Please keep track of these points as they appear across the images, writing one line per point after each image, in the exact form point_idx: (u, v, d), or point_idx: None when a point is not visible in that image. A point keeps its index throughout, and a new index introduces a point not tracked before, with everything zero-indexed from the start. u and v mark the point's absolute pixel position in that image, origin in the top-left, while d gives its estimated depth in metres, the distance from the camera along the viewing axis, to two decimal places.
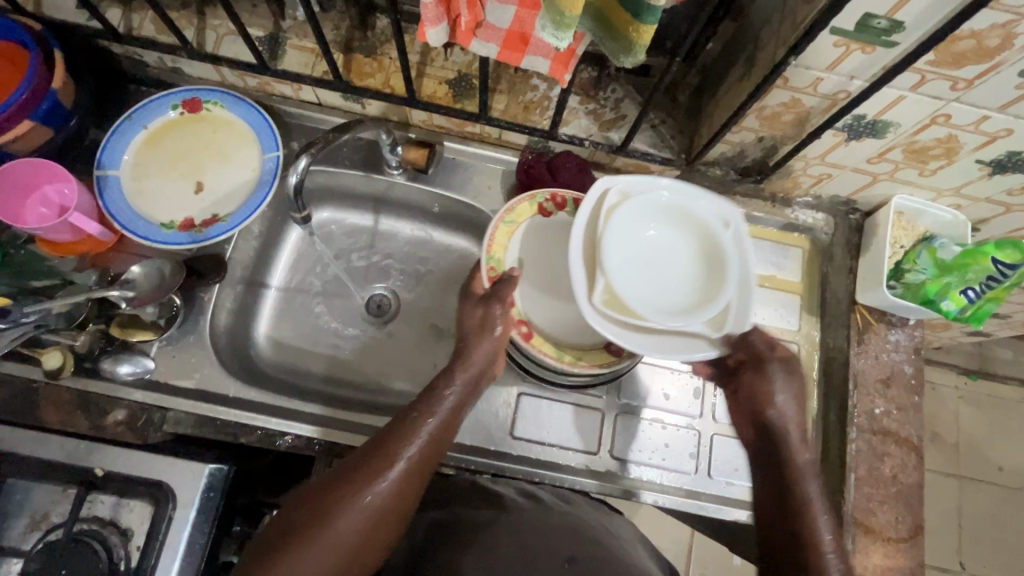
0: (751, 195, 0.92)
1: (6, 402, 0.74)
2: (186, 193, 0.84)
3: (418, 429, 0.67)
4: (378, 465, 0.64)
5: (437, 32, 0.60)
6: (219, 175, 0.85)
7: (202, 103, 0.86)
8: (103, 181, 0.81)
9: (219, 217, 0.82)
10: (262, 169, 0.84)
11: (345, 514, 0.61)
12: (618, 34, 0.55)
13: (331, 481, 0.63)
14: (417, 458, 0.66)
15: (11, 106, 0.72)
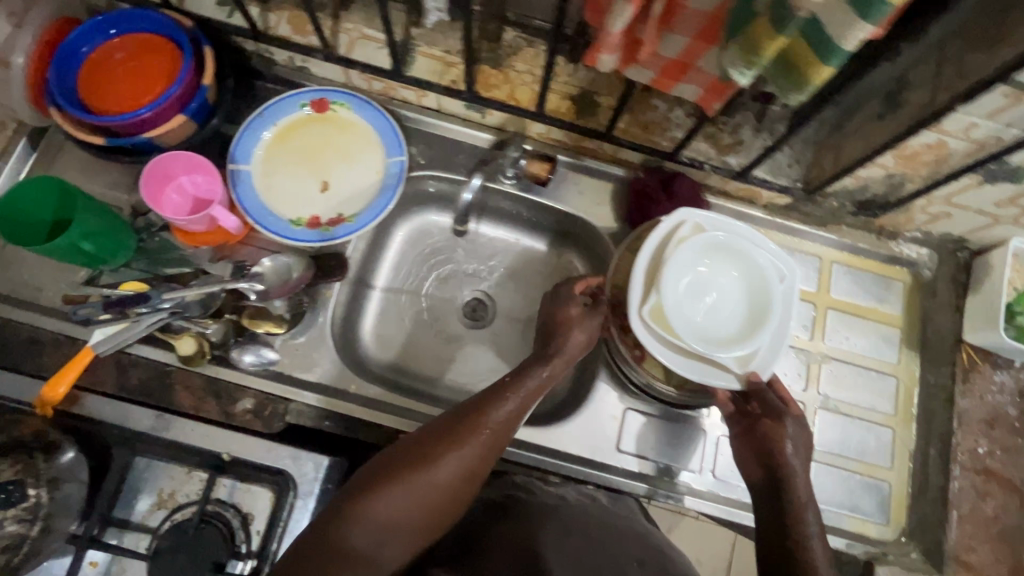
0: (859, 227, 0.93)
1: (144, 384, 0.78)
2: (313, 192, 0.86)
3: (511, 405, 0.69)
4: (470, 429, 0.67)
5: (610, 59, 0.61)
6: (343, 175, 0.87)
7: (330, 104, 0.87)
8: (236, 176, 0.83)
9: (346, 217, 0.85)
10: (388, 173, 0.86)
11: (441, 468, 0.64)
12: (795, 74, 0.56)
13: (428, 432, 0.68)
14: (499, 427, 0.68)
15: (166, 101, 0.74)
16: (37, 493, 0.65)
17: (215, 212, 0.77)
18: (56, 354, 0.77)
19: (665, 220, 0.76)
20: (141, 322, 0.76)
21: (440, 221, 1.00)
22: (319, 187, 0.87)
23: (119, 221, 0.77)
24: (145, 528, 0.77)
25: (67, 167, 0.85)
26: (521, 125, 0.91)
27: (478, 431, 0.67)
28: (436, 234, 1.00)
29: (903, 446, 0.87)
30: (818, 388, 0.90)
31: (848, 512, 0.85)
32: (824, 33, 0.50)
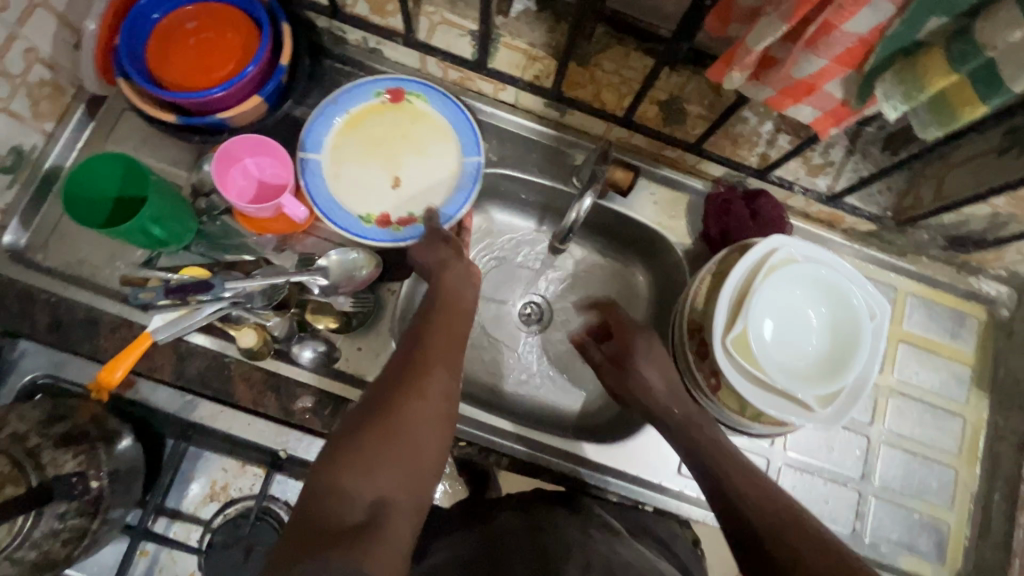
0: (940, 260, 0.90)
1: (202, 374, 0.74)
2: (382, 186, 0.82)
3: (440, 335, 0.65)
4: (423, 370, 0.61)
5: (739, 77, 0.57)
6: (414, 172, 0.83)
7: (405, 95, 0.83)
8: (307, 166, 0.79)
9: (415, 218, 0.81)
10: (462, 174, 0.82)
11: (405, 413, 0.56)
12: (944, 109, 0.52)
13: (387, 383, 0.60)
14: (444, 350, 0.64)
15: (243, 79, 0.70)
16: (99, 486, 0.63)
17: (284, 201, 0.74)
18: (113, 338, 0.74)
19: (755, 246, 0.73)
20: (201, 310, 0.73)
21: (500, 219, 0.96)
22: (388, 181, 0.82)
23: (183, 205, 0.74)
24: (198, 519, 0.77)
25: (125, 139, 0.80)
26: (601, 128, 0.86)
27: (427, 371, 0.61)
28: (496, 233, 0.96)
29: (965, 488, 0.85)
30: (884, 423, 0.87)
31: (907, 553, 0.83)
32: (996, 75, 0.47)
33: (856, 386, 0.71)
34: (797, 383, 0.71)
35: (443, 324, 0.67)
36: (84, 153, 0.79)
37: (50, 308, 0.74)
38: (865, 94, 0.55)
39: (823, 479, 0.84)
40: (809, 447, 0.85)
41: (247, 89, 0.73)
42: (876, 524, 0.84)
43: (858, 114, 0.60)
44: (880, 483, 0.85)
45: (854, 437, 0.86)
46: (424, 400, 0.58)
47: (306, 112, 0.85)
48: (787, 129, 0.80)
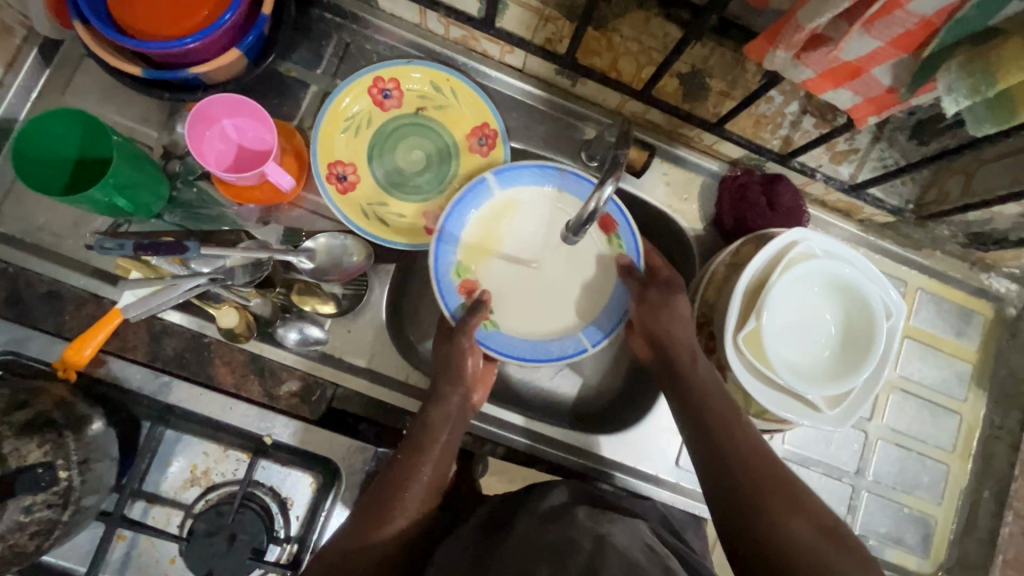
0: (954, 256, 0.87)
1: (179, 355, 0.70)
2: (507, 265, 0.78)
3: (431, 433, 0.65)
4: (400, 490, 0.61)
5: (783, 56, 0.51)
6: (539, 290, 0.79)
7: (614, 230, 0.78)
8: (475, 186, 0.75)
9: (492, 317, 0.76)
10: (567, 336, 0.78)
11: (385, 534, 0.59)
12: (1001, 106, 0.48)
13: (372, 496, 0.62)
14: (436, 457, 0.64)
15: (220, 29, 0.62)
16: (69, 477, 0.59)
17: (268, 170, 0.67)
18: (80, 315, 0.68)
19: (775, 240, 0.69)
20: (177, 287, 0.66)
21: None
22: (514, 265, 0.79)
23: (152, 168, 0.67)
24: (178, 503, 0.73)
25: (87, 92, 0.72)
26: (615, 101, 0.79)
27: (401, 495, 0.61)
28: None
29: (956, 484, 0.86)
30: (883, 419, 0.86)
31: (896, 545, 0.84)
32: None
33: (867, 386, 0.69)
34: (808, 383, 0.68)
35: (436, 447, 0.65)
36: (39, 105, 0.71)
37: (7, 279, 0.68)
38: (919, 81, 0.50)
39: (819, 472, 0.84)
40: (808, 443, 0.84)
41: (224, 41, 0.64)
42: (867, 517, 0.84)
43: (904, 103, 0.55)
44: (874, 478, 0.85)
45: (854, 433, 0.85)
46: (394, 529, 0.60)
47: (291, 69, 0.76)
48: (813, 111, 0.75)
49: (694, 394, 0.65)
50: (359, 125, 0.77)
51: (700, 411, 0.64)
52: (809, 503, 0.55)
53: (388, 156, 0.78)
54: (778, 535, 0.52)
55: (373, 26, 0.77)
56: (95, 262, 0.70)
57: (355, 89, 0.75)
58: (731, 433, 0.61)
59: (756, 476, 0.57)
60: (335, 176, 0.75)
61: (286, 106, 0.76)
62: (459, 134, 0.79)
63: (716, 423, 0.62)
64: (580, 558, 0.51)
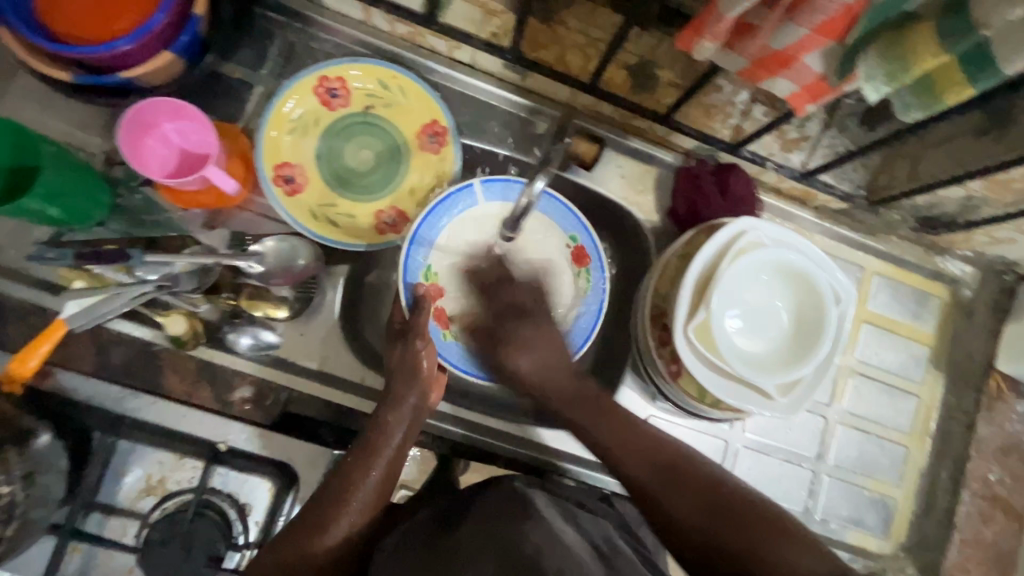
0: (909, 239, 0.88)
1: (127, 364, 0.70)
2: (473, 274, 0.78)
3: (377, 431, 0.66)
4: (344, 491, 0.62)
5: (711, 45, 0.50)
6: None
7: (585, 265, 0.79)
8: (456, 192, 0.76)
9: (451, 327, 0.77)
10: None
11: (332, 531, 0.60)
12: (926, 90, 0.48)
13: (319, 494, 0.63)
14: (388, 461, 0.65)
15: (150, 32, 0.61)
16: (11, 491, 0.58)
17: (209, 174, 0.65)
18: (24, 326, 0.67)
19: (723, 230, 0.69)
20: (123, 294, 0.65)
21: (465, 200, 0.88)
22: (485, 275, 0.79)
23: (89, 175, 0.65)
24: (134, 513, 0.72)
25: (24, 99, 0.70)
26: (566, 94, 0.79)
27: (351, 496, 0.62)
28: None
29: (914, 465, 0.87)
30: (843, 403, 0.86)
31: (855, 527, 0.85)
32: (990, 54, 0.43)
33: (818, 372, 0.70)
34: (759, 371, 0.69)
35: (388, 448, 0.65)
36: None
37: None
38: (846, 68, 0.49)
39: (779, 458, 0.85)
40: (767, 429, 0.85)
41: (156, 43, 0.63)
42: (826, 501, 0.85)
43: (837, 90, 0.54)
44: (834, 462, 0.86)
45: (812, 418, 0.86)
46: (342, 529, 0.61)
47: (235, 70, 0.75)
48: (763, 99, 0.73)
49: (610, 436, 0.67)
50: (307, 126, 0.76)
51: (630, 464, 0.65)
52: (700, 486, 0.62)
53: (337, 157, 0.78)
54: (704, 529, 0.59)
55: (318, 24, 0.76)
56: (38, 272, 0.68)
57: (300, 89, 0.74)
58: (668, 474, 0.63)
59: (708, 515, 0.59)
60: (282, 178, 0.74)
61: (231, 108, 0.75)
62: (408, 132, 0.78)
63: (650, 472, 0.64)
64: (526, 552, 0.52)
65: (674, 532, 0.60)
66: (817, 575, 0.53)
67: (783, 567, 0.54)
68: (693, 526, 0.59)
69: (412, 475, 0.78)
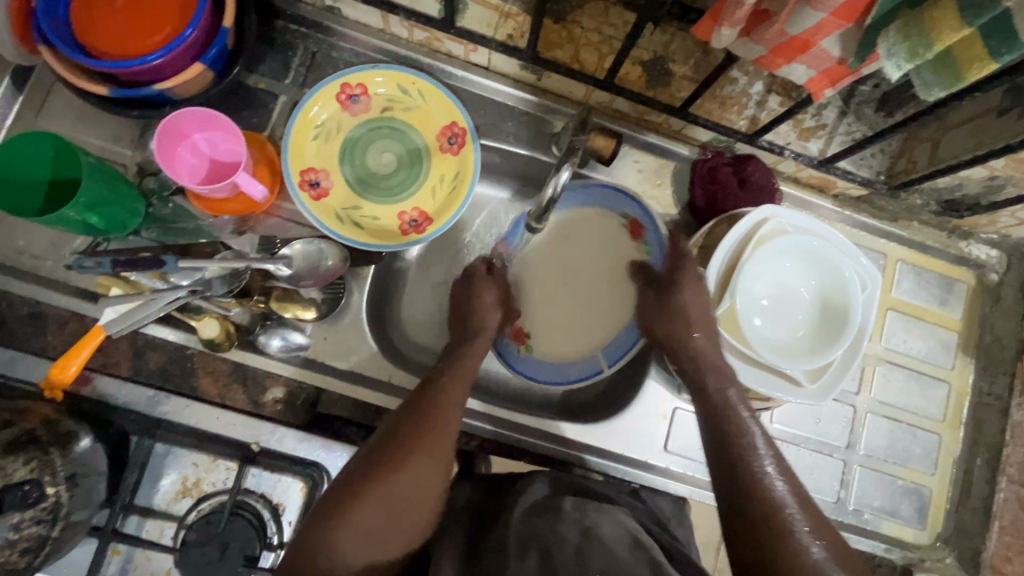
0: (931, 224, 0.87)
1: (162, 368, 0.72)
2: (539, 295, 0.84)
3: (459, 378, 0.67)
4: (429, 425, 0.61)
5: (729, 34, 0.51)
6: (571, 320, 0.83)
7: (642, 237, 0.79)
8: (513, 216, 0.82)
9: (526, 343, 0.82)
10: (584, 358, 0.81)
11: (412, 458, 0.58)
12: (949, 66, 0.48)
13: (394, 429, 0.61)
14: (457, 398, 0.65)
15: (182, 45, 0.63)
16: (56, 493, 0.60)
17: (240, 180, 0.67)
18: (62, 333, 0.70)
19: (745, 219, 0.69)
20: (157, 300, 0.66)
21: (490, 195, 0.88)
22: (548, 290, 0.84)
23: (125, 186, 0.68)
24: (171, 515, 0.74)
25: (61, 115, 0.73)
26: (582, 92, 0.80)
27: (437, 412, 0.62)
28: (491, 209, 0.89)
29: (948, 453, 0.86)
30: (870, 392, 0.86)
31: (891, 517, 0.84)
32: (1013, 27, 0.43)
33: (847, 358, 0.69)
34: (786, 358, 0.69)
35: (456, 390, 0.65)
36: (13, 131, 0.72)
37: None
38: (866, 51, 0.49)
39: (809, 449, 0.84)
40: (796, 420, 0.84)
41: (188, 56, 0.66)
42: (858, 491, 0.84)
43: (857, 73, 0.54)
44: (865, 451, 0.85)
45: (841, 408, 0.85)
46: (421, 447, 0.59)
47: (259, 80, 0.77)
48: (778, 89, 0.74)
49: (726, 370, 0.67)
50: (330, 132, 0.78)
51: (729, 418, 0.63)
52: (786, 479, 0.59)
53: (360, 161, 0.80)
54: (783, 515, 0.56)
55: (338, 34, 0.78)
56: (76, 281, 0.70)
57: (323, 97, 0.76)
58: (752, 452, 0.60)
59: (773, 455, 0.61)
60: (308, 183, 0.77)
61: (257, 119, 0.77)
62: (428, 134, 0.80)
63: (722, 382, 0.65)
64: (566, 557, 0.52)
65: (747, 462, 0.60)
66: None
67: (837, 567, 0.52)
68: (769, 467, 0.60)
69: None
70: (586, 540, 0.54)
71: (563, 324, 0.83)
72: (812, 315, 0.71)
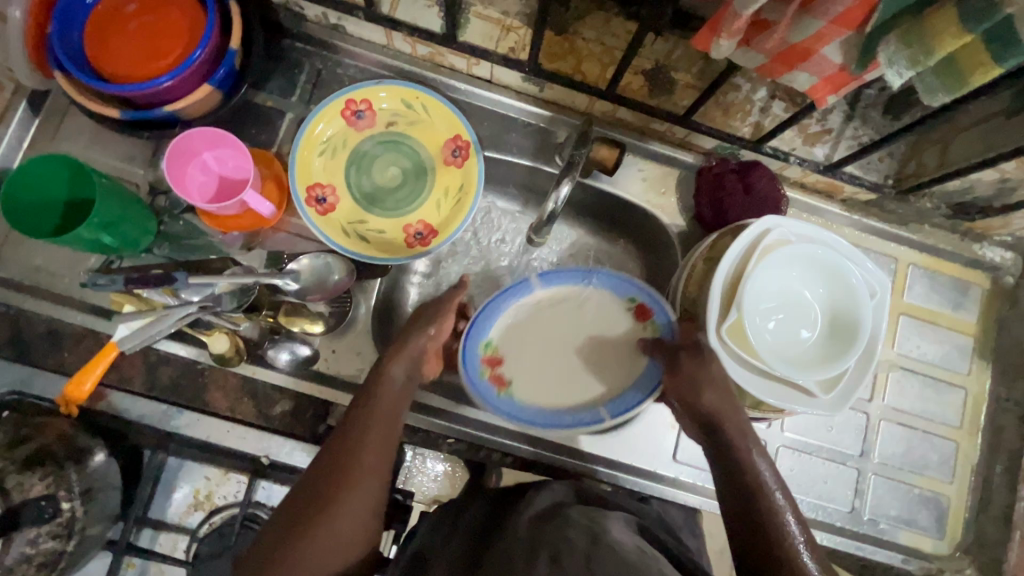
0: (943, 227, 0.86)
1: (175, 382, 0.72)
2: (528, 347, 0.79)
3: (384, 400, 0.64)
4: (351, 462, 0.59)
5: (727, 44, 0.51)
6: (560, 377, 0.78)
7: (648, 317, 0.76)
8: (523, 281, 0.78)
9: (506, 386, 0.77)
10: (582, 410, 0.76)
11: (343, 500, 0.57)
12: (952, 72, 0.47)
13: (319, 469, 0.60)
14: (383, 426, 0.63)
15: (190, 67, 0.65)
16: (71, 507, 0.61)
17: (247, 198, 0.68)
18: (78, 350, 0.71)
19: (748, 228, 0.69)
20: (170, 316, 0.68)
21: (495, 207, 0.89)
22: (539, 345, 0.79)
23: (138, 205, 0.69)
24: (183, 528, 0.77)
25: (75, 136, 0.75)
26: (584, 102, 0.80)
27: (361, 445, 0.61)
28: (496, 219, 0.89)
29: (966, 460, 0.84)
30: (884, 399, 0.84)
31: (907, 527, 0.82)
32: (1014, 32, 0.42)
33: (859, 366, 0.68)
34: (797, 368, 0.68)
35: (383, 415, 0.63)
36: (30, 153, 0.74)
37: (9, 320, 0.71)
38: (867, 58, 0.49)
39: (822, 457, 0.83)
40: (807, 428, 0.83)
41: (196, 78, 0.67)
42: (873, 500, 0.82)
43: (860, 79, 0.54)
44: (880, 460, 0.83)
45: (854, 415, 0.83)
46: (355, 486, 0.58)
47: (267, 98, 0.79)
48: (783, 96, 0.74)
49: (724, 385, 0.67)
50: (335, 148, 0.79)
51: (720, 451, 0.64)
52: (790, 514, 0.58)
53: (366, 175, 0.81)
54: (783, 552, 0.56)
55: (342, 51, 0.80)
56: (90, 298, 0.72)
57: (329, 113, 0.77)
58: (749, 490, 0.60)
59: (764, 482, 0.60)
60: (315, 199, 0.77)
61: (265, 136, 0.79)
62: (433, 148, 0.81)
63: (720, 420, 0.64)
64: (575, 556, 0.51)
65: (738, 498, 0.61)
66: None
67: None
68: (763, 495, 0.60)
69: (445, 491, 0.88)
70: (594, 544, 0.53)
71: (547, 380, 0.78)
72: (821, 324, 0.70)
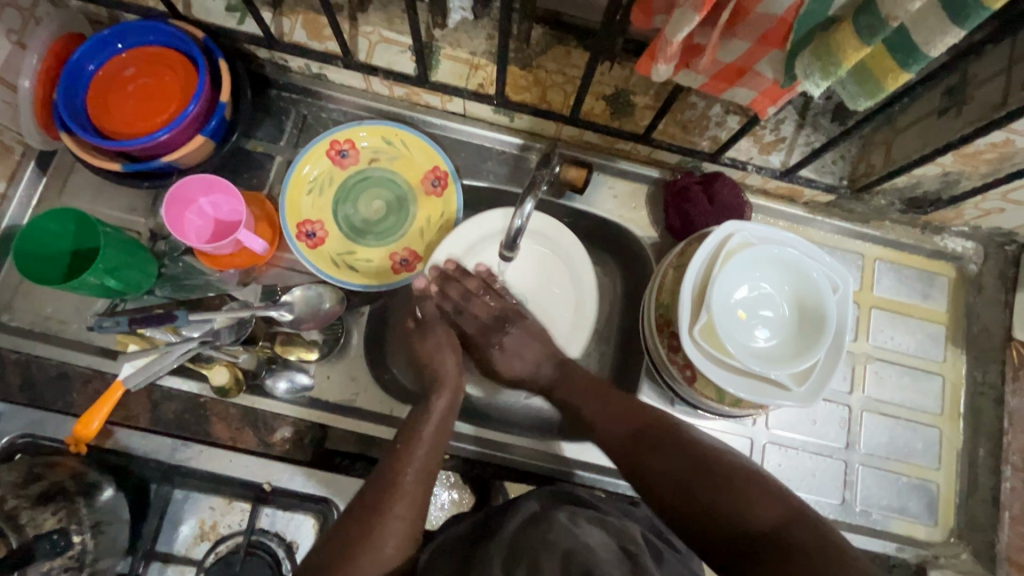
0: (904, 222, 0.90)
1: (179, 416, 0.77)
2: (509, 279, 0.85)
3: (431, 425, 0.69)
4: (392, 488, 0.62)
5: (666, 68, 0.56)
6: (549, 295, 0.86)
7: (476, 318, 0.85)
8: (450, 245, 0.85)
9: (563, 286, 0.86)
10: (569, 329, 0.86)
11: (388, 522, 0.60)
12: (867, 79, 0.52)
13: (366, 495, 0.62)
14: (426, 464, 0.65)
15: (185, 121, 0.71)
16: (82, 540, 0.64)
17: (242, 237, 0.73)
18: (87, 390, 0.75)
19: (711, 236, 0.73)
20: (171, 352, 0.72)
21: None
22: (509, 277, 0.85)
23: (140, 251, 0.74)
24: (191, 559, 0.76)
25: (80, 191, 0.81)
26: (551, 128, 0.86)
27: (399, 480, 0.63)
28: None
29: (950, 446, 0.86)
30: (864, 390, 0.87)
31: (900, 515, 0.84)
32: (910, 40, 0.47)
33: (830, 358, 0.71)
34: (769, 364, 0.71)
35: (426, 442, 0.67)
36: (38, 210, 0.80)
37: (22, 367, 0.75)
38: (790, 72, 0.53)
39: (809, 451, 0.85)
40: (790, 424, 0.85)
41: (190, 130, 0.73)
42: (862, 490, 0.84)
43: (793, 91, 0.59)
44: (866, 450, 0.85)
45: (834, 407, 0.86)
46: (397, 513, 0.60)
47: (257, 144, 0.85)
48: (736, 110, 0.80)
49: (602, 401, 0.73)
50: (323, 186, 0.84)
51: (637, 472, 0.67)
52: (691, 454, 0.66)
53: (351, 209, 0.86)
54: (688, 486, 0.63)
55: (326, 97, 0.86)
56: (97, 340, 0.76)
57: (315, 155, 0.83)
58: (650, 442, 0.68)
59: (678, 453, 0.66)
60: (305, 234, 0.83)
61: (256, 179, 0.84)
62: (414, 180, 0.86)
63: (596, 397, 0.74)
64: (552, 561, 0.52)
65: (692, 513, 0.62)
66: (776, 527, 0.58)
67: (760, 523, 0.59)
68: (697, 492, 0.63)
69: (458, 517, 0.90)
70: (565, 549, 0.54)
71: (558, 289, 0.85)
72: (789, 321, 0.74)
